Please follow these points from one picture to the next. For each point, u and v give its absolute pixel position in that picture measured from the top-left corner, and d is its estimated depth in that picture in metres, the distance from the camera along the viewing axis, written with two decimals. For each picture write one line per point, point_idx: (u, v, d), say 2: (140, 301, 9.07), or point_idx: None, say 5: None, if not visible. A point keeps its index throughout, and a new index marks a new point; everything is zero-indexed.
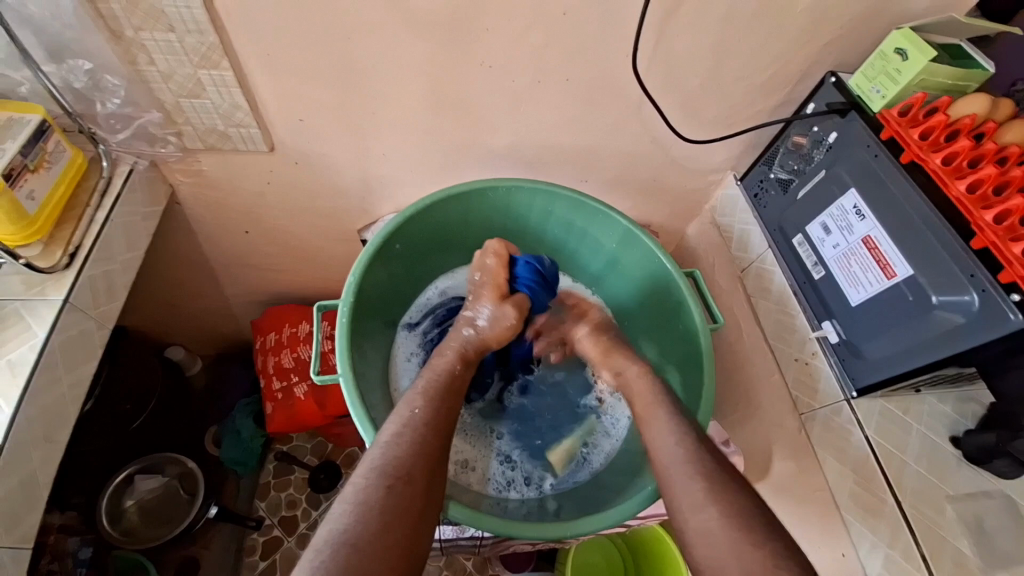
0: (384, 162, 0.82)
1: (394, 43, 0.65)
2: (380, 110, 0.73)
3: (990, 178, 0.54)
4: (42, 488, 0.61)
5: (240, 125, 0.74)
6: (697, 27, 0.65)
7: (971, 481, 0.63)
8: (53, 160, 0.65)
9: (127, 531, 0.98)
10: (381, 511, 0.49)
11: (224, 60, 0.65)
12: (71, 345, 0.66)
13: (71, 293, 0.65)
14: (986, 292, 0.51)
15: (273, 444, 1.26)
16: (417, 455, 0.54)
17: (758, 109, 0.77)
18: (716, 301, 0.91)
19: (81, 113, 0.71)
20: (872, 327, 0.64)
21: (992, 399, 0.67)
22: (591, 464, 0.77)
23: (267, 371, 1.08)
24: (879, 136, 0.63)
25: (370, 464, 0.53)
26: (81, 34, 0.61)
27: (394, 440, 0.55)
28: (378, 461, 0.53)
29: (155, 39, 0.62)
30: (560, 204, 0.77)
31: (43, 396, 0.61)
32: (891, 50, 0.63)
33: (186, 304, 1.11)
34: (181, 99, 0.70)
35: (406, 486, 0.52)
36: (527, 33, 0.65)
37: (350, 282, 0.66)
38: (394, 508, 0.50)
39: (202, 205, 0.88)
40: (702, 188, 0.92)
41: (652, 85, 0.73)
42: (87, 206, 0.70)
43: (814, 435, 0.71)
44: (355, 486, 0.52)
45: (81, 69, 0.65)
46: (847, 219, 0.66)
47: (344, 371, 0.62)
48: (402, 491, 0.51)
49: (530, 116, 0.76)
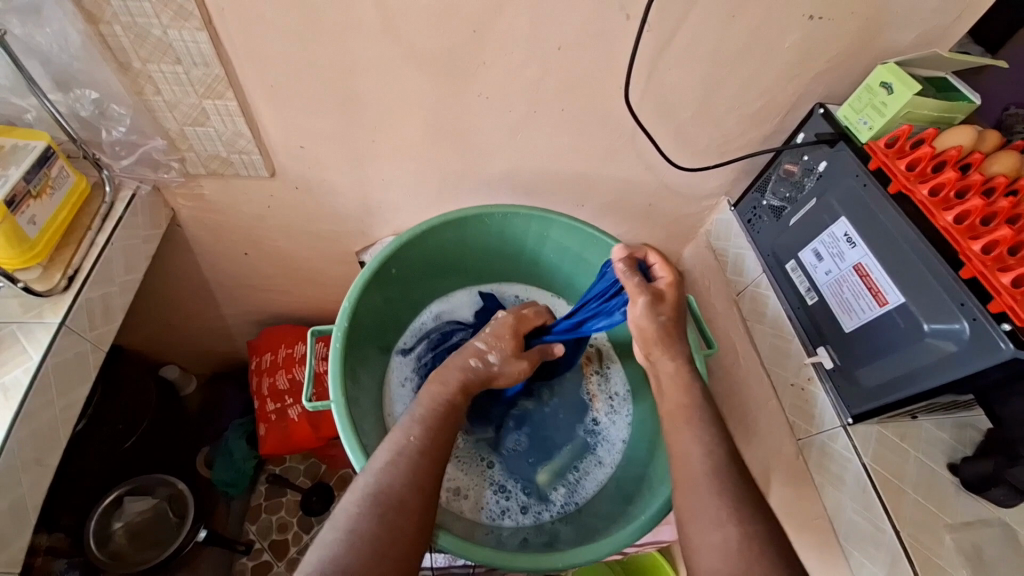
0: (383, 187, 0.83)
1: (394, 75, 0.66)
2: (380, 138, 0.75)
3: (977, 209, 0.55)
4: (30, 513, 0.60)
5: (242, 152, 0.75)
6: (689, 60, 0.67)
7: (969, 509, 0.63)
8: (56, 186, 0.66)
9: (114, 555, 0.96)
10: (374, 540, 0.49)
11: (227, 90, 0.67)
12: (65, 369, 0.66)
13: (68, 315, 0.66)
14: (976, 321, 0.52)
15: (267, 466, 1.25)
16: (411, 482, 0.54)
17: (750, 138, 0.79)
18: (712, 324, 0.91)
19: (86, 140, 0.72)
20: (866, 354, 0.64)
21: (990, 425, 0.67)
22: (586, 490, 0.76)
23: (261, 392, 1.07)
24: (867, 166, 0.64)
25: (361, 491, 0.53)
26: (89, 65, 0.63)
27: (386, 468, 0.54)
28: (372, 489, 0.52)
29: (161, 70, 0.64)
30: (555, 229, 0.78)
31: (36, 419, 0.61)
32: (876, 84, 0.65)
33: (184, 325, 1.11)
34: (184, 127, 0.71)
35: (398, 513, 0.51)
36: (523, 67, 0.67)
37: (345, 307, 0.67)
38: (387, 537, 0.50)
39: (203, 228, 0.89)
40: (697, 213, 0.93)
41: (646, 116, 0.74)
42: (88, 230, 0.70)
43: (811, 461, 0.71)
44: (347, 511, 0.51)
45: (88, 98, 0.67)
46: (838, 247, 0.67)
47: (335, 398, 0.62)
48: (397, 522, 0.51)
49: (527, 144, 0.78)
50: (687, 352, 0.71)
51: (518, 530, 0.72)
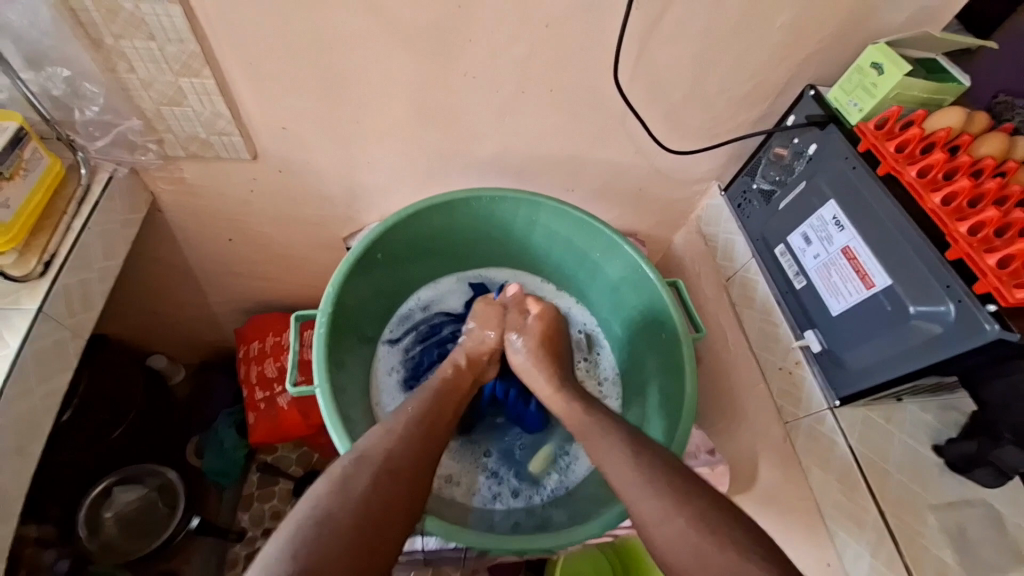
0: (369, 170, 0.82)
1: (377, 52, 0.64)
2: (365, 119, 0.73)
3: (965, 191, 0.54)
4: (12, 503, 0.60)
5: (222, 133, 0.73)
6: (679, 40, 0.66)
7: (953, 490, 0.64)
8: (30, 168, 0.64)
9: (105, 544, 0.96)
10: (365, 494, 0.49)
11: (205, 68, 0.65)
12: (44, 356, 0.64)
13: (45, 302, 0.64)
14: (962, 303, 0.51)
15: (257, 455, 1.24)
16: (409, 453, 0.55)
17: (740, 121, 0.78)
18: (702, 309, 0.91)
19: (59, 120, 0.70)
20: (853, 337, 0.64)
21: (974, 407, 0.67)
22: (577, 473, 0.76)
23: (250, 380, 1.06)
24: (857, 148, 0.63)
25: (357, 452, 0.53)
26: (58, 42, 0.61)
27: (383, 439, 0.55)
28: (368, 450, 0.54)
29: (135, 47, 0.62)
30: (544, 213, 0.77)
31: (15, 408, 0.60)
32: (868, 65, 0.63)
33: (169, 312, 1.09)
34: (162, 107, 0.69)
35: (395, 475, 0.52)
36: (509, 45, 0.65)
37: (329, 292, 0.66)
38: (377, 493, 0.50)
39: (185, 213, 0.87)
40: (687, 198, 0.92)
41: (636, 96, 0.73)
42: (64, 214, 0.69)
43: (799, 444, 0.71)
44: (338, 472, 0.51)
45: (59, 77, 0.65)
46: (826, 230, 0.67)
47: (320, 383, 0.61)
48: (389, 482, 0.51)
49: (515, 125, 0.77)
50: (673, 336, 0.71)
51: (509, 514, 0.72)
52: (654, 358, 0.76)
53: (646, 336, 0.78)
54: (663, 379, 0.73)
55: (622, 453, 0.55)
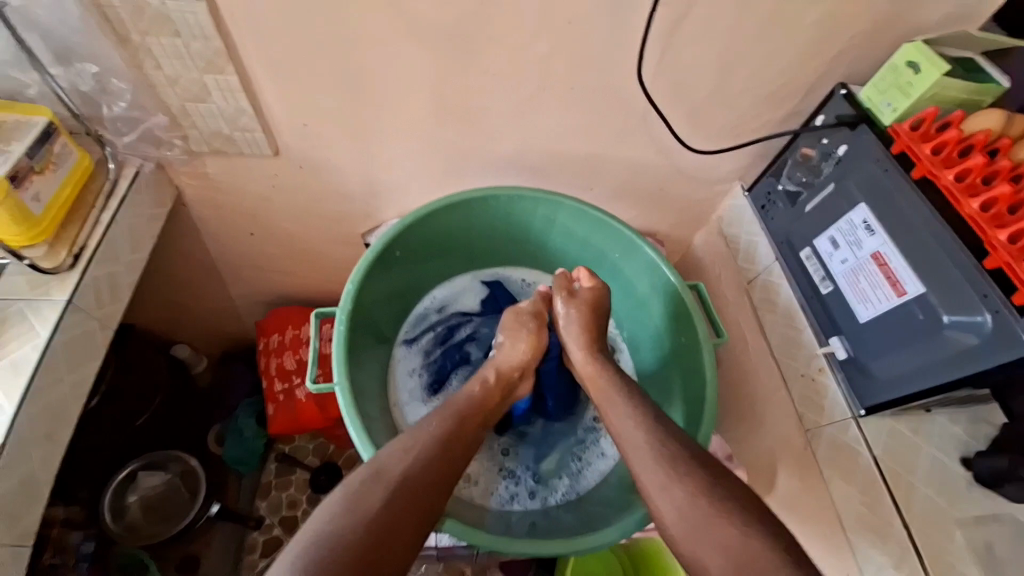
0: (388, 167, 0.82)
1: (397, 47, 0.64)
2: (385, 114, 0.73)
3: (1005, 197, 0.51)
4: (42, 488, 0.62)
5: (245, 130, 0.74)
6: (705, 36, 0.64)
7: (981, 504, 0.61)
8: (60, 162, 0.65)
9: (129, 527, 0.98)
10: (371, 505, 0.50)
11: (228, 65, 0.65)
12: (73, 347, 0.66)
13: (74, 293, 0.66)
14: (999, 313, 0.49)
15: (274, 445, 1.25)
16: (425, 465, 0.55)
17: (767, 121, 0.76)
18: (721, 312, 0.89)
19: (87, 116, 0.71)
20: (881, 345, 0.62)
21: (1006, 420, 0.65)
22: (591, 478, 0.76)
23: (269, 372, 1.08)
24: (890, 151, 0.61)
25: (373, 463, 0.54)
26: (89, 39, 0.62)
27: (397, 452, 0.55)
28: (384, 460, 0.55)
29: (161, 43, 0.63)
30: (563, 212, 0.75)
31: (45, 395, 0.62)
32: (903, 63, 0.62)
33: (190, 304, 1.11)
34: (186, 103, 0.70)
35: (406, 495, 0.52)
36: (531, 42, 0.64)
37: (349, 290, 0.66)
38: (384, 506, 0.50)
39: (207, 207, 0.88)
40: (709, 199, 0.90)
41: (659, 95, 0.72)
42: (93, 207, 0.70)
43: (820, 453, 0.69)
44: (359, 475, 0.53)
45: (88, 73, 0.66)
46: (856, 234, 0.65)
47: (340, 380, 0.62)
48: (401, 491, 0.52)
49: (535, 124, 0.76)
50: (693, 339, 0.70)
51: (526, 515, 0.72)
52: (676, 390, 0.74)
53: (670, 353, 0.76)
54: (684, 389, 0.72)
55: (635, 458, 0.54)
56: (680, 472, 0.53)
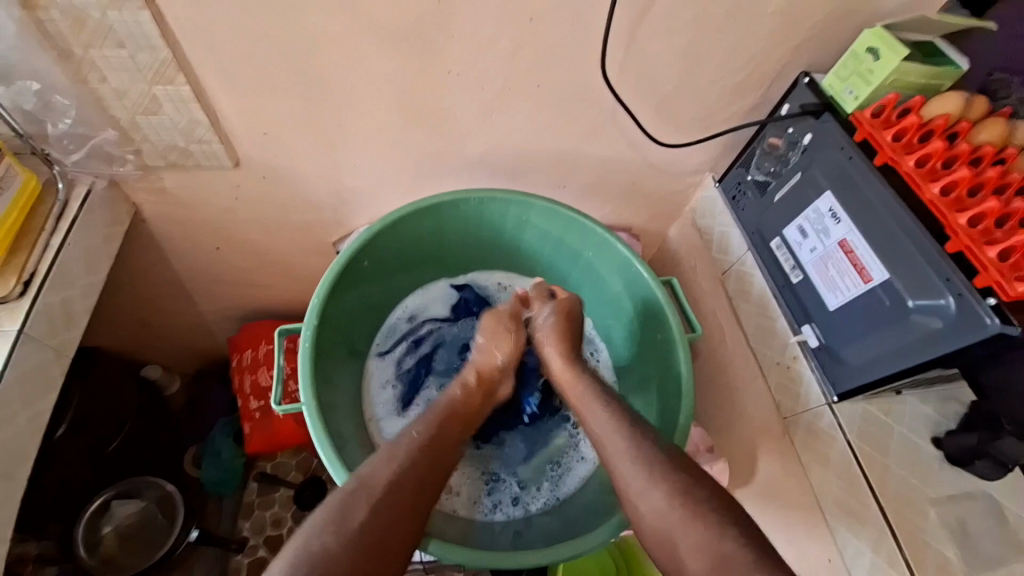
0: (355, 173, 0.80)
1: (357, 53, 0.63)
2: (348, 120, 0.71)
3: (965, 181, 0.53)
4: (1, 527, 0.59)
5: (202, 142, 0.71)
6: (667, 30, 0.64)
7: (952, 483, 0.63)
8: (3, 185, 0.62)
9: (106, 559, 0.95)
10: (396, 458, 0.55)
11: (179, 76, 0.63)
12: (27, 378, 0.63)
13: (26, 322, 0.63)
14: (962, 297, 0.50)
15: (256, 463, 1.23)
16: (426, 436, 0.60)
17: (733, 112, 0.76)
18: (697, 304, 0.90)
19: (32, 135, 0.68)
20: (850, 331, 0.63)
21: (973, 397, 0.66)
22: (570, 483, 0.75)
23: (243, 391, 1.05)
24: (853, 138, 0.62)
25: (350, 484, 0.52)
26: (26, 54, 0.58)
27: (377, 451, 0.55)
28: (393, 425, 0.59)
29: (106, 56, 0.60)
30: (533, 213, 0.75)
31: (1, 430, 0.59)
32: (863, 50, 0.62)
33: (158, 321, 1.08)
34: (138, 116, 0.67)
35: (391, 524, 0.50)
36: (493, 42, 0.63)
37: (315, 304, 0.64)
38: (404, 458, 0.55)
39: (168, 222, 0.85)
40: (681, 191, 0.90)
41: (625, 91, 0.71)
42: (42, 231, 0.67)
43: (798, 440, 0.71)
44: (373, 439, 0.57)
45: (29, 90, 0.63)
46: (823, 223, 0.65)
47: (307, 399, 0.60)
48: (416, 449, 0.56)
49: (502, 124, 0.75)
50: (668, 337, 0.70)
51: (509, 523, 0.72)
52: (651, 387, 0.75)
53: (644, 351, 0.76)
54: (661, 385, 0.72)
55: None
56: (659, 472, 0.52)
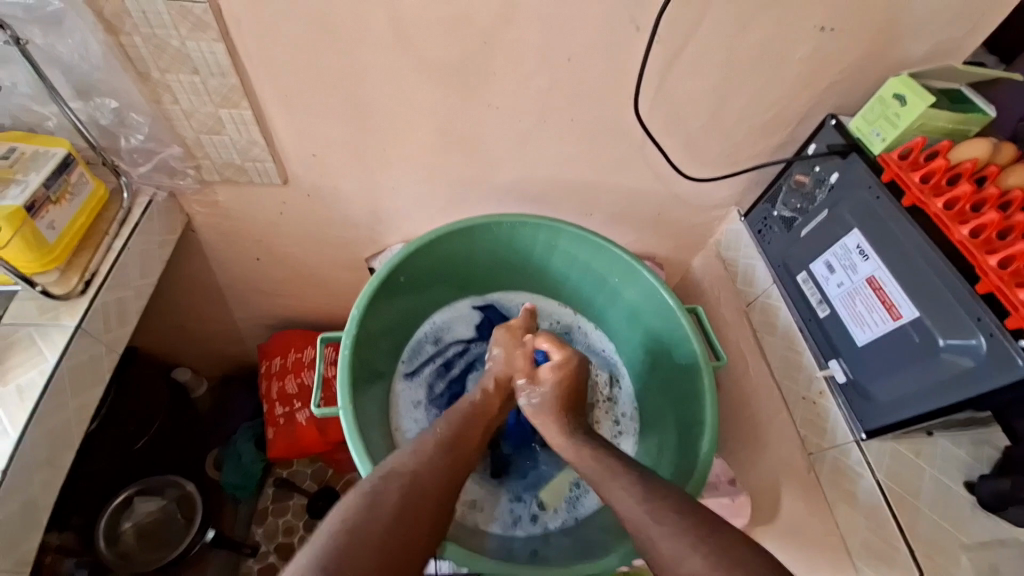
0: (393, 195, 0.84)
1: (403, 83, 0.67)
2: (391, 145, 0.76)
3: (993, 224, 0.54)
4: (41, 513, 0.61)
5: (255, 160, 0.76)
6: (698, 71, 0.67)
7: (986, 529, 0.61)
8: (75, 191, 0.67)
9: (123, 554, 0.97)
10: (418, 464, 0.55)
11: (243, 99, 0.68)
12: (79, 372, 0.66)
13: (83, 319, 0.67)
14: (993, 336, 0.51)
15: (274, 470, 1.25)
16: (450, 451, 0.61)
17: (760, 149, 0.79)
18: (721, 335, 0.90)
19: (104, 147, 0.74)
20: (879, 368, 0.63)
21: (1008, 442, 0.64)
22: (589, 503, 0.76)
23: (270, 397, 1.08)
24: (880, 178, 0.63)
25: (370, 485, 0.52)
26: (109, 75, 0.64)
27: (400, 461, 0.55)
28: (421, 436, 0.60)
29: (179, 80, 0.66)
30: (564, 238, 0.77)
31: (50, 419, 0.62)
32: (890, 96, 0.64)
33: (194, 328, 1.12)
34: (201, 135, 0.73)
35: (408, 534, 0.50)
36: (533, 77, 0.67)
37: (354, 315, 0.67)
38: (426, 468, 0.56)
39: (215, 233, 0.90)
40: (706, 223, 0.92)
41: (656, 127, 0.75)
42: (105, 234, 0.72)
43: (825, 477, 0.70)
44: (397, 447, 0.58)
45: (107, 107, 0.69)
46: (850, 259, 0.66)
47: (344, 406, 0.62)
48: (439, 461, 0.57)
49: (537, 153, 0.78)
50: (693, 364, 0.71)
51: (529, 540, 0.73)
52: (672, 410, 0.76)
53: (666, 375, 0.77)
54: (682, 406, 0.74)
55: (635, 485, 0.54)
56: (682, 498, 0.52)
